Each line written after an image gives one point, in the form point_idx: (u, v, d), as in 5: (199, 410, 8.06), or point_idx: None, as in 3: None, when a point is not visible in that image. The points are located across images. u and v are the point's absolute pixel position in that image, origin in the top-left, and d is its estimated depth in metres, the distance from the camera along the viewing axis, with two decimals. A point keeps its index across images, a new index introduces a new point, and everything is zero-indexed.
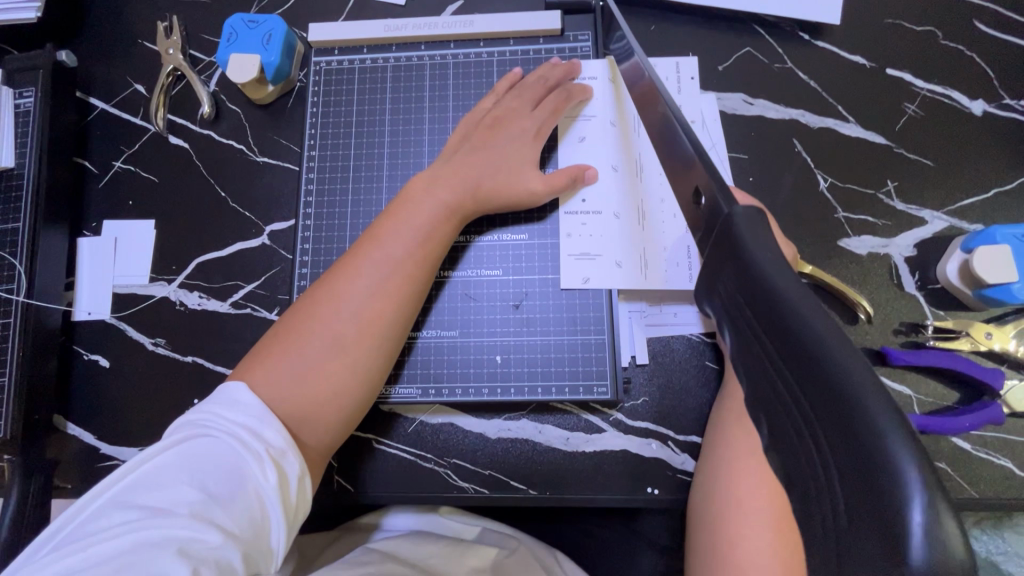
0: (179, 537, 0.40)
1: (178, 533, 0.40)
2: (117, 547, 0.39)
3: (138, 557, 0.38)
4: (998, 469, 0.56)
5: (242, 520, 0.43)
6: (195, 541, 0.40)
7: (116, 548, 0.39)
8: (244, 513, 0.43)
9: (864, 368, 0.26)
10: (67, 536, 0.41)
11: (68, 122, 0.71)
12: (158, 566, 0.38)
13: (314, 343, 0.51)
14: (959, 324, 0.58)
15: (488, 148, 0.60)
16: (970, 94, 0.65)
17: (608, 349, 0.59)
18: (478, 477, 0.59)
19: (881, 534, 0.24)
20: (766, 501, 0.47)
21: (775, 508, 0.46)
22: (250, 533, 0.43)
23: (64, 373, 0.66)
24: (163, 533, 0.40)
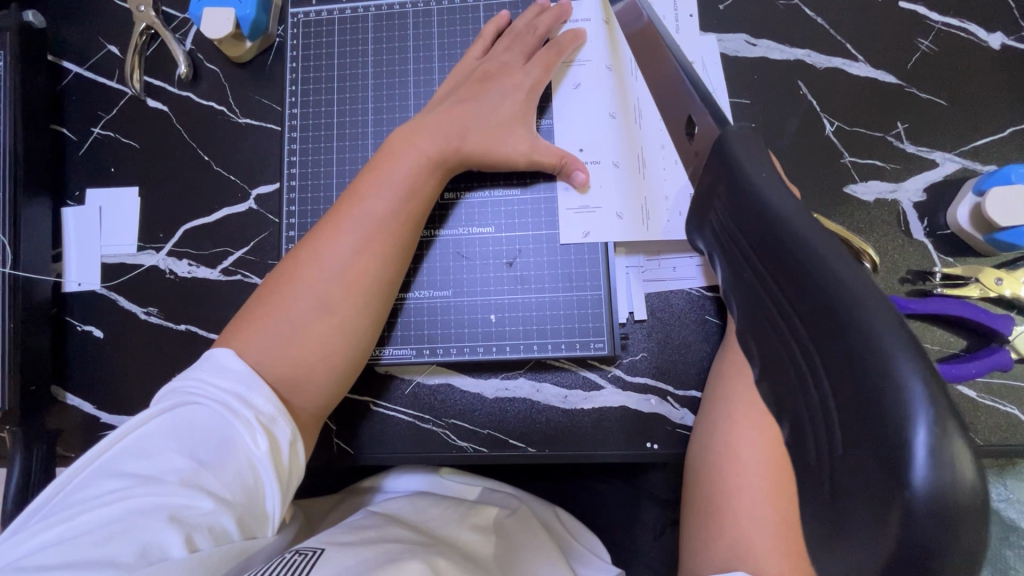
0: (170, 504, 0.40)
1: (169, 500, 0.40)
2: (107, 515, 0.39)
3: (130, 524, 0.39)
4: (1004, 416, 0.55)
5: (235, 486, 0.43)
6: (186, 506, 0.40)
7: (106, 515, 0.39)
8: (236, 479, 0.43)
9: (877, 303, 0.24)
10: (56, 505, 0.41)
11: (42, 87, 0.68)
12: (149, 532, 0.39)
13: (298, 304, 0.51)
14: (968, 271, 0.56)
15: (477, 102, 0.57)
16: (988, 26, 0.61)
17: (605, 304, 0.58)
18: (476, 437, 0.59)
19: (890, 474, 0.22)
20: (764, 453, 0.46)
21: (773, 458, 0.45)
22: (243, 498, 0.43)
23: (59, 345, 0.66)
24: (152, 500, 0.40)
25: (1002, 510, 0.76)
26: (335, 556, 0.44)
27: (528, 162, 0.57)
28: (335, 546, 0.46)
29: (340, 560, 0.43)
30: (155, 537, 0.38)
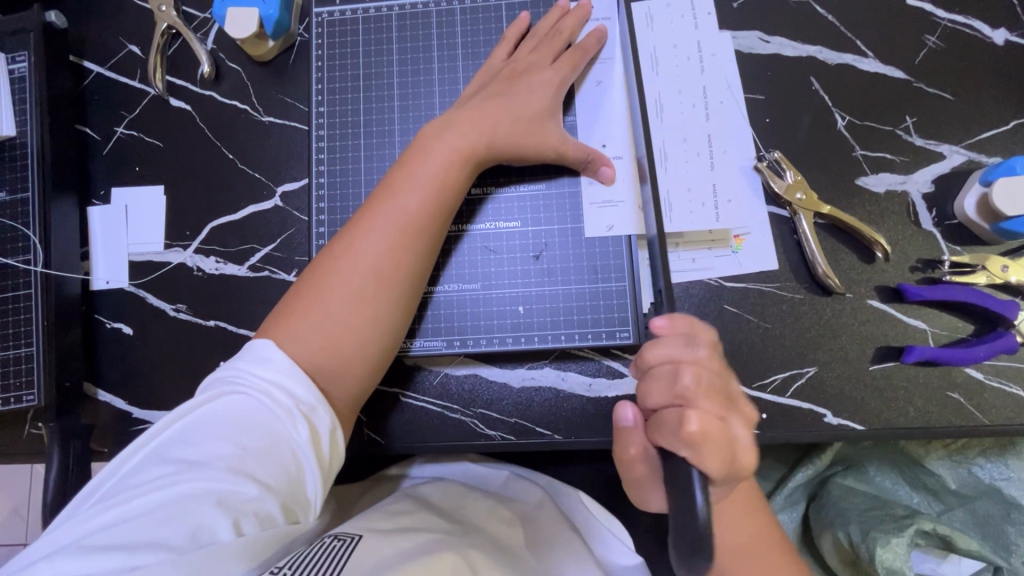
0: (218, 490, 0.42)
1: (216, 486, 0.42)
2: (159, 498, 0.41)
3: (181, 508, 0.41)
4: (1010, 396, 0.58)
5: (278, 473, 0.44)
6: (233, 492, 0.42)
7: (158, 499, 0.41)
8: (279, 465, 0.45)
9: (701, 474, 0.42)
10: (110, 488, 0.43)
11: (67, 87, 0.69)
12: (200, 516, 0.40)
13: (336, 297, 0.52)
14: (975, 259, 0.59)
15: (506, 98, 0.58)
16: (992, 23, 0.64)
17: (629, 294, 0.60)
18: (504, 425, 0.61)
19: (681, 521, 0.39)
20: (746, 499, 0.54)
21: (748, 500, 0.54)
22: (286, 484, 0.45)
23: (89, 342, 0.67)
24: (201, 486, 0.42)
25: (1002, 488, 0.79)
26: (373, 543, 0.45)
27: (555, 155, 0.59)
28: (373, 533, 0.47)
29: (377, 548, 0.45)
30: (204, 522, 0.40)
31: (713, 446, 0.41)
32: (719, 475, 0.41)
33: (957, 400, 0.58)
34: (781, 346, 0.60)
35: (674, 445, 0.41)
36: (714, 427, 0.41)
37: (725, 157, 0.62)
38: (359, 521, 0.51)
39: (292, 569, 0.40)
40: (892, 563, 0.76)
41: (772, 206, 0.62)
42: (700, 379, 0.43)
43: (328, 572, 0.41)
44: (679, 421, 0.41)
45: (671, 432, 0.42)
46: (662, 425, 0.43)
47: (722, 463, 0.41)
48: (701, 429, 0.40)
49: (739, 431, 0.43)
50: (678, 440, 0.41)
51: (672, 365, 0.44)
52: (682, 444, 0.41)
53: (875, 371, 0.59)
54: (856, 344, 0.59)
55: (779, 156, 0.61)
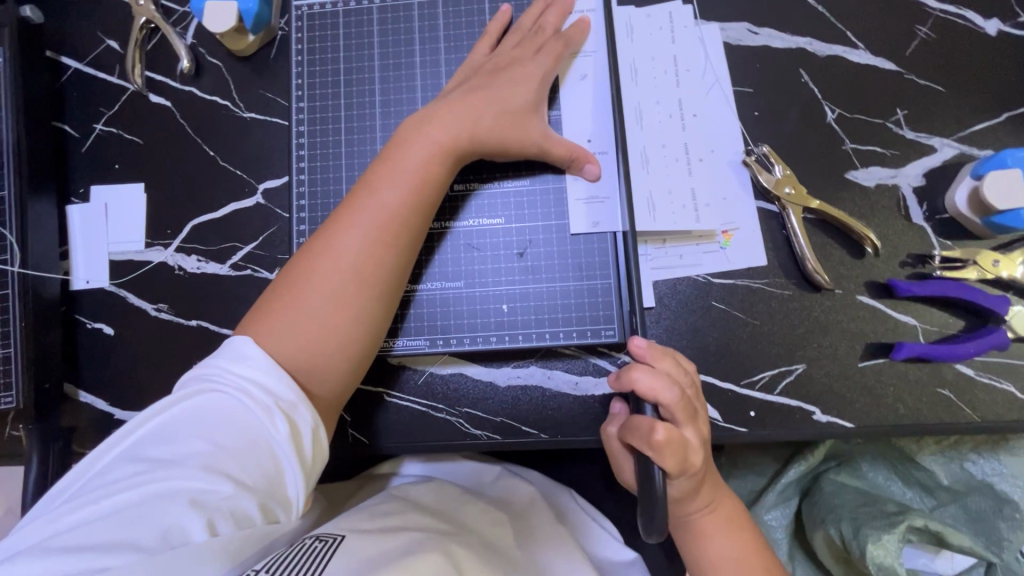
0: (192, 490, 0.41)
1: (191, 484, 0.41)
2: (131, 498, 0.41)
3: (153, 507, 0.40)
4: (1000, 392, 0.57)
5: (255, 471, 0.44)
6: (207, 491, 0.42)
7: (130, 499, 0.41)
8: (256, 464, 0.44)
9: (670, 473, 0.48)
10: (84, 487, 0.42)
11: (43, 83, 0.68)
12: (173, 516, 0.40)
13: (314, 296, 0.51)
14: (965, 254, 0.58)
15: (488, 91, 0.57)
16: (984, 13, 0.62)
17: (615, 292, 0.59)
18: (490, 425, 0.60)
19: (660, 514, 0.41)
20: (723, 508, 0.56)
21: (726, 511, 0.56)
22: (264, 482, 0.44)
23: (70, 342, 0.66)
24: (175, 485, 0.41)
25: (995, 484, 0.79)
26: (355, 543, 0.45)
27: (539, 151, 0.58)
28: (356, 533, 0.47)
29: (360, 548, 0.44)
30: (177, 521, 0.40)
31: (673, 450, 0.48)
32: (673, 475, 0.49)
33: (947, 396, 0.57)
34: (769, 343, 0.59)
35: (642, 446, 0.48)
36: (676, 436, 0.48)
37: (711, 155, 0.62)
38: (344, 519, 0.51)
39: (270, 570, 0.39)
40: (883, 559, 0.75)
41: (760, 201, 0.61)
42: (675, 399, 0.50)
43: (307, 571, 0.40)
44: (648, 428, 0.48)
45: (641, 435, 0.49)
46: (635, 429, 0.50)
47: (676, 466, 0.48)
48: (665, 436, 0.47)
49: (694, 442, 0.51)
50: (646, 443, 0.48)
51: (653, 386, 0.50)
52: (649, 447, 0.48)
53: (864, 367, 0.58)
54: (845, 340, 0.58)
55: (767, 151, 0.60)
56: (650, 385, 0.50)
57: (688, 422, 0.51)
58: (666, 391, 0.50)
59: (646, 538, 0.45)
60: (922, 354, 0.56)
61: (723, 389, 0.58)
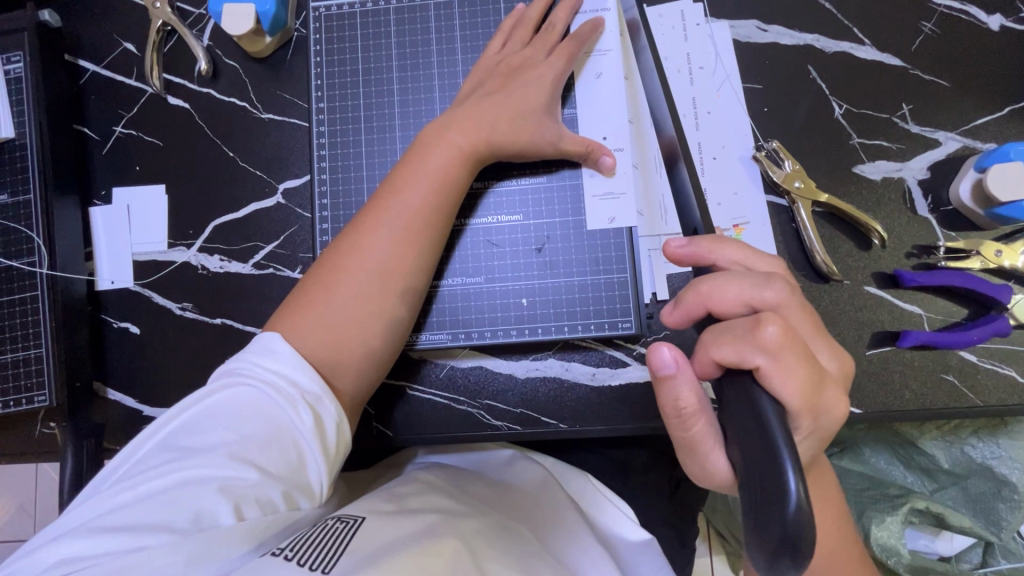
0: (221, 476, 0.43)
1: (218, 471, 0.43)
2: (163, 484, 0.42)
3: (184, 492, 0.42)
4: (1002, 377, 0.60)
5: (280, 460, 0.46)
6: (235, 478, 0.43)
7: (162, 485, 0.42)
8: (281, 454, 0.46)
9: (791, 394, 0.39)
10: (119, 475, 0.44)
11: (63, 86, 0.69)
12: (203, 500, 0.42)
13: (341, 293, 0.53)
14: (970, 244, 0.60)
15: (505, 93, 0.58)
16: (987, 9, 0.64)
17: (631, 286, 0.61)
18: (511, 415, 0.62)
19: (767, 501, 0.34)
20: None
21: None
22: (288, 471, 0.46)
23: (96, 341, 0.67)
24: (205, 472, 0.43)
25: (994, 466, 0.81)
26: (376, 525, 0.47)
27: (556, 149, 0.59)
28: (374, 515, 0.49)
29: (379, 529, 0.46)
30: (207, 506, 0.42)
31: (791, 355, 0.38)
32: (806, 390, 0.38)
33: (951, 381, 0.59)
34: None
35: (749, 353, 0.38)
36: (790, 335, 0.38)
37: (723, 151, 0.63)
38: (365, 502, 0.53)
39: (294, 549, 0.41)
40: (885, 540, 0.80)
41: (771, 195, 0.63)
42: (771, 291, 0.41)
43: (332, 550, 0.42)
44: (754, 328, 0.38)
45: (746, 341, 0.39)
46: (731, 333, 0.40)
47: (805, 376, 0.38)
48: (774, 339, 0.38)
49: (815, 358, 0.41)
50: (754, 347, 0.38)
51: (736, 288, 0.41)
52: (761, 352, 0.38)
53: (872, 356, 0.60)
54: (853, 330, 0.60)
55: (777, 146, 0.62)
56: (727, 285, 0.41)
57: (807, 333, 0.41)
58: (763, 289, 0.41)
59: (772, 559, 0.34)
60: (927, 341, 0.58)
61: None
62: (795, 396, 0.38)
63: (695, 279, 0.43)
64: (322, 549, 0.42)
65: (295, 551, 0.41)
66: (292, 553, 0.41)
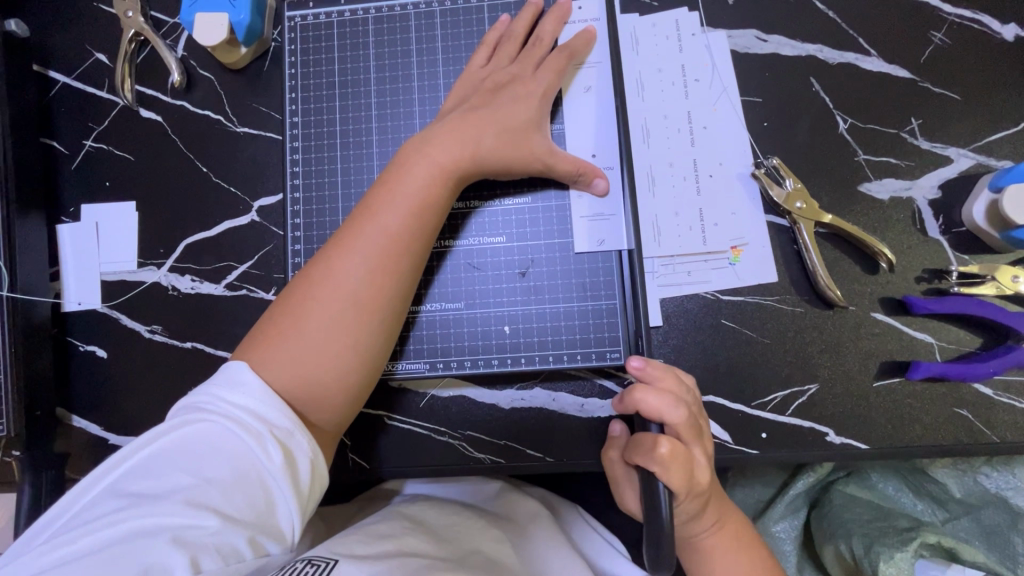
0: (177, 525, 0.40)
1: (174, 520, 0.40)
2: (112, 535, 0.39)
3: (134, 544, 0.39)
4: (1020, 412, 0.55)
5: (244, 504, 0.42)
6: (191, 527, 0.40)
7: (112, 536, 0.39)
8: (246, 497, 0.43)
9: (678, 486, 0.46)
10: (66, 522, 0.41)
11: (30, 98, 0.66)
12: (155, 554, 0.39)
13: (311, 325, 0.50)
14: (984, 269, 0.56)
15: (487, 110, 0.55)
16: (1001, 18, 0.60)
17: (620, 312, 0.57)
18: (494, 448, 0.59)
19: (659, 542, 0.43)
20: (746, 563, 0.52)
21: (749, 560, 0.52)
22: (254, 516, 0.43)
23: (62, 365, 0.64)
24: (159, 521, 0.40)
25: (1009, 498, 0.77)
26: (349, 571, 0.42)
27: (543, 166, 0.56)
28: (348, 558, 0.44)
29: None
30: (159, 559, 0.38)
31: (679, 466, 0.46)
32: (682, 490, 0.47)
33: (965, 416, 0.55)
34: (778, 363, 0.57)
35: (645, 461, 0.46)
36: (680, 449, 0.46)
37: (719, 168, 0.60)
38: (339, 540, 0.49)
39: None
40: None
41: (771, 215, 0.59)
42: (683, 413, 0.48)
43: None
44: (652, 443, 0.46)
45: (645, 451, 0.47)
46: (639, 443, 0.48)
47: (686, 478, 0.46)
48: (668, 453, 0.45)
49: (701, 459, 0.49)
50: (651, 459, 0.46)
51: (656, 403, 0.48)
52: (654, 463, 0.45)
53: (880, 387, 0.56)
54: (858, 359, 0.57)
55: (777, 163, 0.58)
56: (653, 400, 0.48)
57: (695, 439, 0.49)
58: (672, 409, 0.48)
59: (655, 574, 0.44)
60: (942, 375, 0.54)
61: (733, 410, 0.57)
62: (676, 492, 0.46)
63: (629, 386, 0.49)
64: None
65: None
66: None
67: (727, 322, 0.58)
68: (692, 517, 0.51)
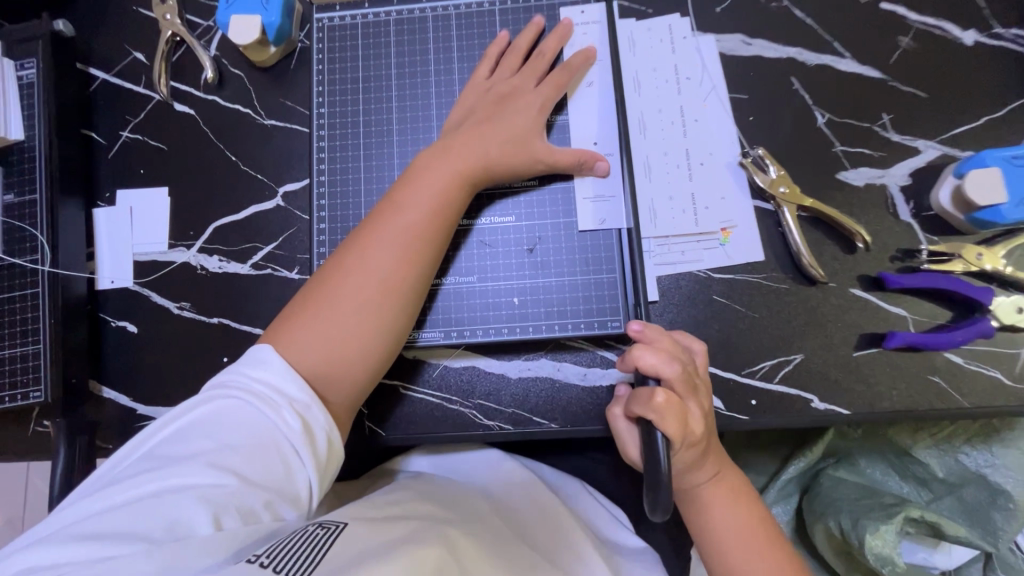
0: (203, 485, 0.44)
1: (200, 480, 0.44)
2: (144, 493, 0.43)
3: (163, 500, 0.43)
4: (989, 379, 0.60)
5: (263, 468, 0.46)
6: (215, 487, 0.44)
7: (143, 493, 0.43)
8: (264, 463, 0.47)
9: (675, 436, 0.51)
10: (104, 483, 0.46)
11: (72, 91, 0.71)
12: (182, 509, 0.42)
13: (339, 307, 0.54)
14: (951, 248, 0.61)
15: (497, 117, 0.61)
16: (962, 25, 0.67)
17: (620, 285, 0.62)
18: (503, 415, 0.63)
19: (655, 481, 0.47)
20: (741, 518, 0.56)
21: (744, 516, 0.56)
22: (272, 480, 0.46)
23: (94, 340, 0.68)
24: (186, 481, 0.44)
25: None
26: (358, 530, 0.46)
27: (546, 166, 0.61)
28: (357, 521, 0.47)
29: (362, 535, 0.45)
30: (184, 514, 0.42)
31: (674, 415, 0.51)
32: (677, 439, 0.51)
33: (938, 383, 0.60)
34: (765, 335, 0.62)
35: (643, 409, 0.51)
36: (674, 400, 0.51)
37: (710, 157, 0.65)
38: (353, 506, 0.52)
39: (270, 555, 0.40)
40: (880, 550, 0.76)
41: (757, 200, 0.64)
42: (676, 369, 0.53)
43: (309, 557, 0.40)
44: (648, 393, 0.51)
45: (642, 402, 0.51)
46: (637, 395, 0.52)
47: (680, 426, 0.51)
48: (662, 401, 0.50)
49: (695, 412, 0.53)
50: (647, 407, 0.50)
51: (652, 359, 0.53)
52: (650, 410, 0.50)
53: (859, 357, 0.61)
54: (839, 331, 0.61)
55: (762, 152, 0.64)
56: (649, 357, 0.53)
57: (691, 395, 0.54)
58: (667, 365, 0.53)
59: (651, 516, 0.47)
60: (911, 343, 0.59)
61: (725, 378, 0.61)
62: (673, 440, 0.51)
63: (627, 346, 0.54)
64: (297, 558, 0.40)
65: (271, 558, 0.39)
66: (267, 559, 0.39)
67: (719, 297, 0.63)
68: (688, 470, 0.55)
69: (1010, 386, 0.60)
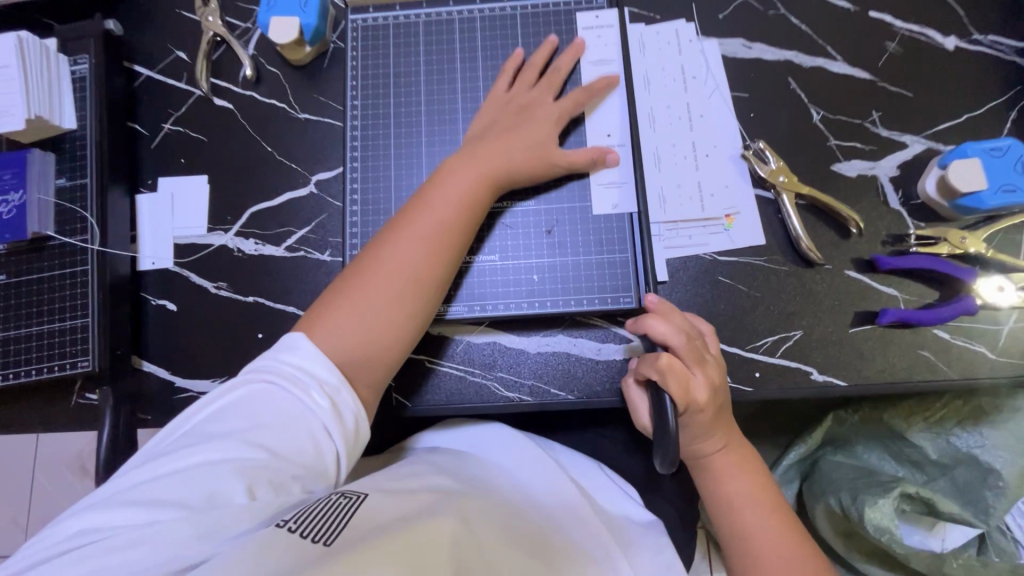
0: (239, 459, 0.47)
1: (237, 455, 0.47)
2: (185, 464, 0.47)
3: (203, 472, 0.46)
4: (973, 353, 0.65)
5: (294, 446, 0.49)
6: (250, 462, 0.47)
7: (185, 465, 0.47)
8: (296, 440, 0.50)
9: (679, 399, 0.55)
10: (149, 454, 0.49)
11: (119, 85, 0.76)
12: (220, 481, 0.46)
13: (371, 297, 0.58)
14: (937, 232, 0.67)
15: (518, 125, 0.66)
16: (944, 31, 0.73)
17: (631, 263, 0.67)
18: (523, 387, 0.67)
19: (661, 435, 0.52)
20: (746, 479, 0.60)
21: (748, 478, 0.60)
22: (302, 457, 0.49)
23: (135, 317, 0.72)
24: (224, 455, 0.47)
25: (978, 455, 0.84)
26: (376, 502, 0.49)
27: (567, 165, 0.66)
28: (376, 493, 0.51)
29: (379, 508, 0.49)
30: (223, 486, 0.46)
31: (676, 377, 0.55)
32: (681, 401, 0.56)
33: (926, 357, 0.65)
34: (767, 312, 0.67)
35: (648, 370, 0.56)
36: (678, 364, 0.56)
37: (714, 149, 0.71)
38: (375, 480, 0.56)
39: (297, 521, 0.44)
40: (878, 521, 0.81)
41: (758, 189, 0.70)
42: (683, 337, 0.57)
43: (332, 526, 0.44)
44: (654, 357, 0.56)
45: (649, 364, 0.57)
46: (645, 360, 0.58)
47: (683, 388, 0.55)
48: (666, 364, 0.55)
49: (701, 381, 0.57)
50: (652, 369, 0.56)
51: (661, 327, 0.58)
52: (655, 371, 0.55)
53: (854, 333, 0.66)
54: (835, 309, 0.66)
55: (763, 145, 0.69)
56: (658, 325, 0.58)
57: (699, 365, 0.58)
58: (675, 334, 0.57)
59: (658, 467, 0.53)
60: (903, 318, 0.63)
61: (730, 352, 0.66)
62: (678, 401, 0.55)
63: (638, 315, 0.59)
64: (322, 526, 0.44)
65: (298, 523, 0.44)
66: (294, 525, 0.43)
67: (724, 278, 0.68)
68: (693, 434, 0.59)
69: (992, 359, 0.65)
